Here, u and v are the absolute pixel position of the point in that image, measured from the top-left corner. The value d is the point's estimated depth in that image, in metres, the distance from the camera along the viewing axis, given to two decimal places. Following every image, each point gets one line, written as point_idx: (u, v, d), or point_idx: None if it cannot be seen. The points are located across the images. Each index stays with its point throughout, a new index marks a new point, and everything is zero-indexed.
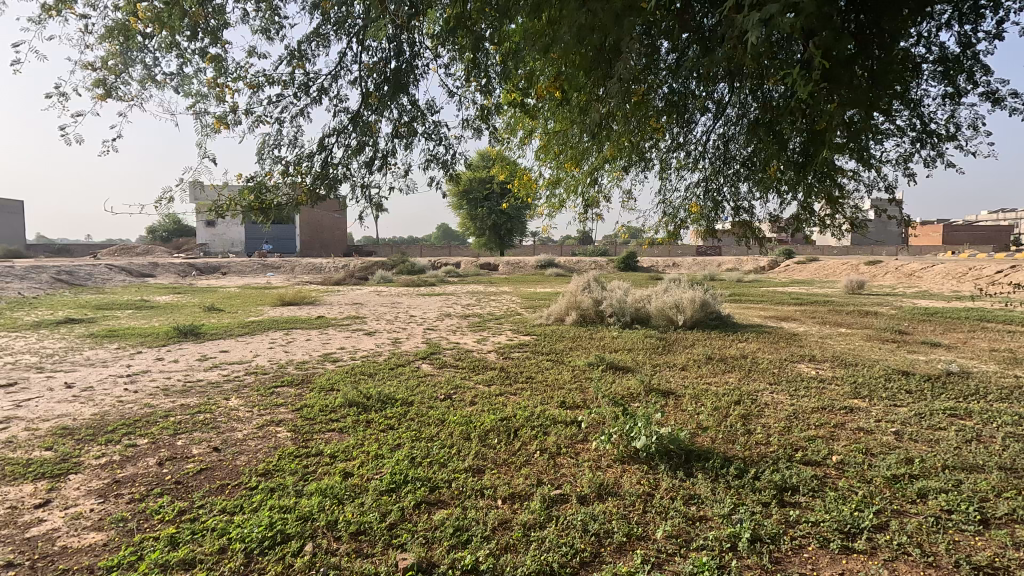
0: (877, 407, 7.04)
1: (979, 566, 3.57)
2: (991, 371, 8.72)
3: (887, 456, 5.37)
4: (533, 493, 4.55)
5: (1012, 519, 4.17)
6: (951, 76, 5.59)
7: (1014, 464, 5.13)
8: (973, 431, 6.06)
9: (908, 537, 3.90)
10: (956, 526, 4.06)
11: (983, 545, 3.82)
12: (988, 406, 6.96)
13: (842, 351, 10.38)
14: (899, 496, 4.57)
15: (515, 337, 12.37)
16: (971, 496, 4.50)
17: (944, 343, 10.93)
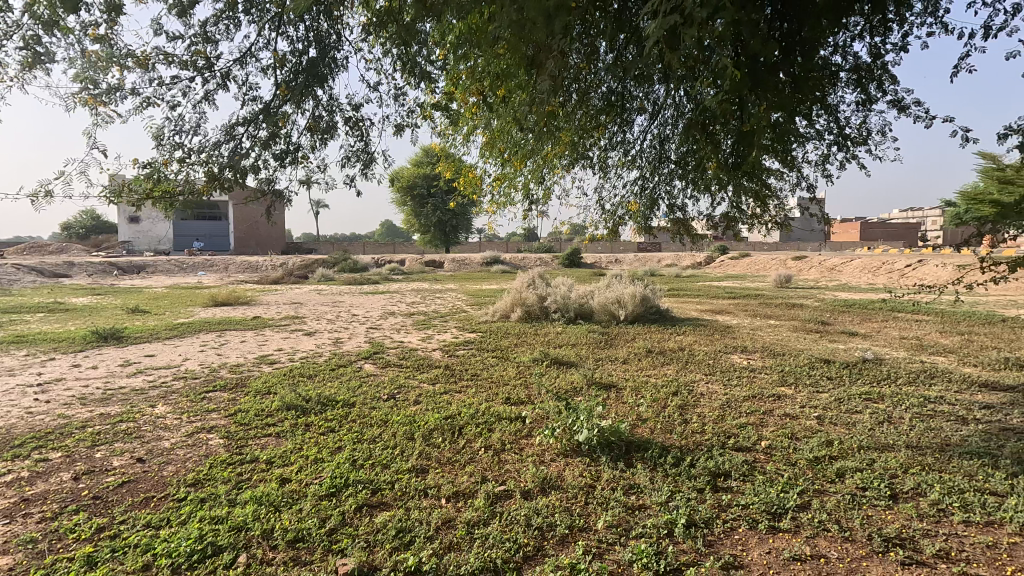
0: (802, 393, 7.50)
1: (890, 538, 3.87)
2: (901, 357, 9.47)
3: (810, 439, 5.73)
4: (477, 490, 4.55)
5: (916, 493, 4.55)
6: (864, 84, 5.99)
7: (919, 442, 5.61)
8: (885, 413, 6.57)
9: (826, 514, 4.18)
10: (869, 502, 4.39)
11: (892, 518, 4.15)
12: (897, 390, 7.56)
13: (771, 342, 10.98)
14: (820, 476, 4.89)
15: (461, 334, 12.32)
16: (882, 473, 4.88)
17: (860, 332, 11.77)
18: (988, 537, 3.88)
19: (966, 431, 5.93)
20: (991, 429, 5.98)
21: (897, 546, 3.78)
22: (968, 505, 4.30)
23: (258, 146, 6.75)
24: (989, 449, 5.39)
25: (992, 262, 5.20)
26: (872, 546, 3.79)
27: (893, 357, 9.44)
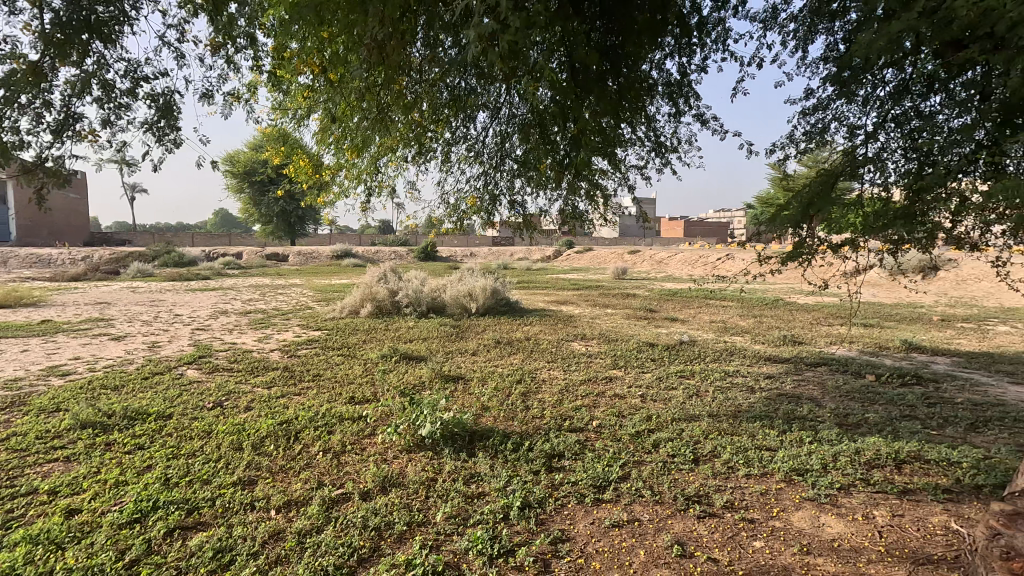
0: (630, 374, 8.30)
1: (691, 497, 4.46)
2: (709, 338, 10.94)
3: (633, 415, 6.37)
4: (311, 497, 4.31)
5: (713, 455, 5.30)
6: (675, 98, 6.78)
7: (718, 411, 6.53)
8: (694, 388, 7.55)
9: (642, 482, 4.67)
10: (677, 466, 5.01)
11: (693, 479, 4.78)
12: (704, 366, 8.73)
13: (606, 329, 11.98)
14: (639, 448, 5.46)
15: (304, 332, 11.57)
16: (688, 440, 5.60)
17: (680, 318, 13.37)
18: (762, 486, 4.65)
19: (752, 398, 7.04)
20: (770, 395, 7.18)
21: (696, 503, 4.37)
22: (749, 460, 5.11)
23: (29, 113, 5.59)
24: (768, 412, 6.46)
25: (768, 257, 6.19)
26: (676, 505, 4.33)
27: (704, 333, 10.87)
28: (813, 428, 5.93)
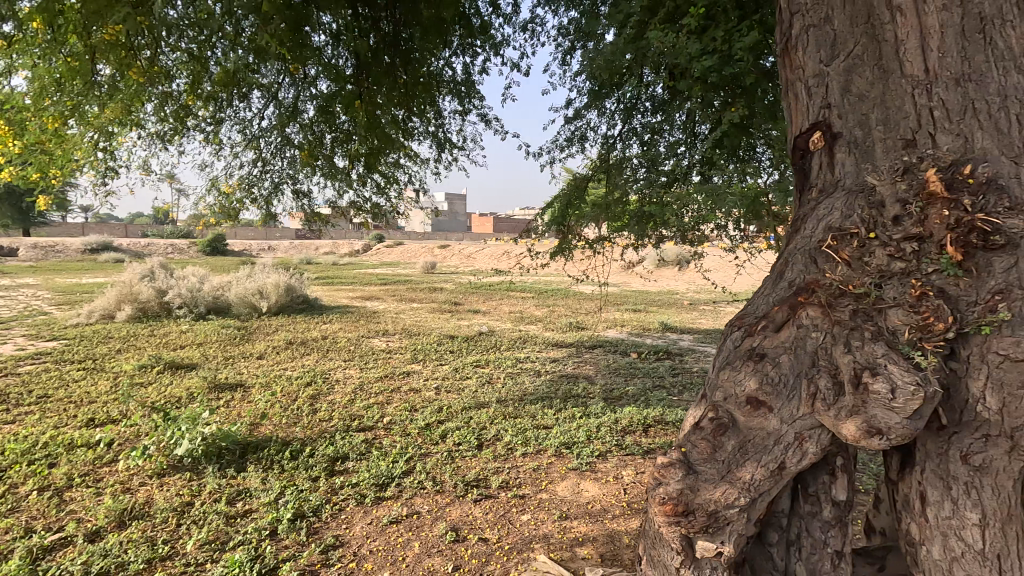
0: (428, 368, 8.34)
1: (470, 481, 4.65)
2: (506, 327, 11.57)
3: (425, 409, 6.39)
4: (12, 549, 3.44)
5: (495, 439, 5.58)
6: (463, 97, 6.96)
7: (505, 396, 6.91)
8: (487, 376, 7.89)
9: (426, 474, 4.72)
10: (461, 454, 5.17)
11: (474, 464, 4.98)
12: (499, 355, 9.18)
13: (409, 323, 11.89)
14: (427, 440, 5.51)
15: (30, 345, 9.28)
16: (474, 427, 5.81)
17: (481, 309, 13.90)
18: (535, 462, 5.06)
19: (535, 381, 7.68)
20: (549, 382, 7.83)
21: (474, 487, 4.56)
22: (527, 440, 5.51)
23: None
24: (547, 394, 7.00)
25: None
26: (456, 491, 4.46)
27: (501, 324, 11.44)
28: (584, 404, 6.63)
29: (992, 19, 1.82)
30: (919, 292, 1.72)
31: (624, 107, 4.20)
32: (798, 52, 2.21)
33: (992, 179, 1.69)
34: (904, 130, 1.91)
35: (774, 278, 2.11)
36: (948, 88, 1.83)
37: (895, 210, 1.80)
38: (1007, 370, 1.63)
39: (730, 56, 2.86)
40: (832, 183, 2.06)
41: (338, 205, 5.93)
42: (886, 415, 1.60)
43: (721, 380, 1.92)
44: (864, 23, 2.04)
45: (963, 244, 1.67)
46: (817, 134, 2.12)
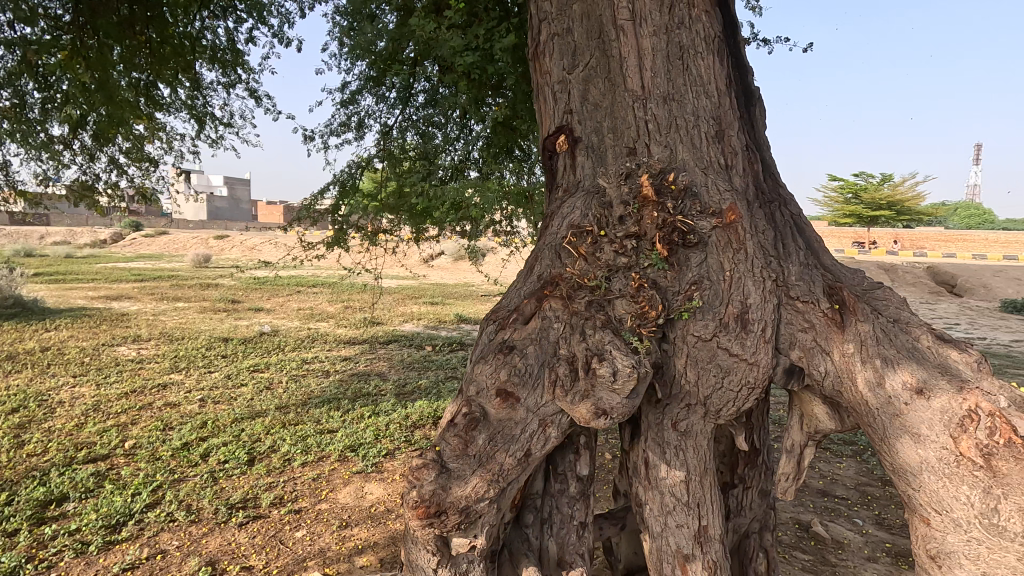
0: (191, 375, 5.78)
1: (232, 506, 3.35)
2: (292, 306, 10.23)
3: (184, 424, 4.46)
4: None
5: (273, 451, 4.08)
6: None
7: (287, 401, 5.03)
8: (279, 372, 5.99)
9: (174, 502, 3.33)
10: (225, 475, 3.70)
11: (243, 483, 3.62)
12: (284, 334, 7.85)
13: (164, 308, 9.67)
14: (183, 462, 3.87)
15: None
16: (247, 440, 4.19)
17: (262, 288, 12.10)
18: (315, 471, 3.81)
19: (330, 360, 6.53)
20: (343, 352, 6.99)
21: (238, 511, 3.30)
22: (308, 448, 4.13)
23: None
24: (340, 392, 5.32)
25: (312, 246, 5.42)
26: (211, 521, 3.19)
27: (284, 306, 10.20)
28: (381, 377, 5.91)
29: (687, 50, 2.17)
30: (638, 284, 1.94)
31: (399, 95, 4.01)
32: (545, 57, 2.35)
33: (688, 186, 2.00)
34: (628, 139, 2.15)
35: (525, 271, 2.23)
36: (658, 104, 2.13)
37: (620, 210, 1.99)
38: (699, 347, 1.94)
39: (490, 54, 3.14)
40: (575, 183, 2.22)
41: (53, 193, 4.52)
42: (610, 397, 1.78)
43: (475, 372, 1.94)
44: (596, 39, 2.25)
45: (668, 241, 1.95)
46: (562, 137, 2.26)
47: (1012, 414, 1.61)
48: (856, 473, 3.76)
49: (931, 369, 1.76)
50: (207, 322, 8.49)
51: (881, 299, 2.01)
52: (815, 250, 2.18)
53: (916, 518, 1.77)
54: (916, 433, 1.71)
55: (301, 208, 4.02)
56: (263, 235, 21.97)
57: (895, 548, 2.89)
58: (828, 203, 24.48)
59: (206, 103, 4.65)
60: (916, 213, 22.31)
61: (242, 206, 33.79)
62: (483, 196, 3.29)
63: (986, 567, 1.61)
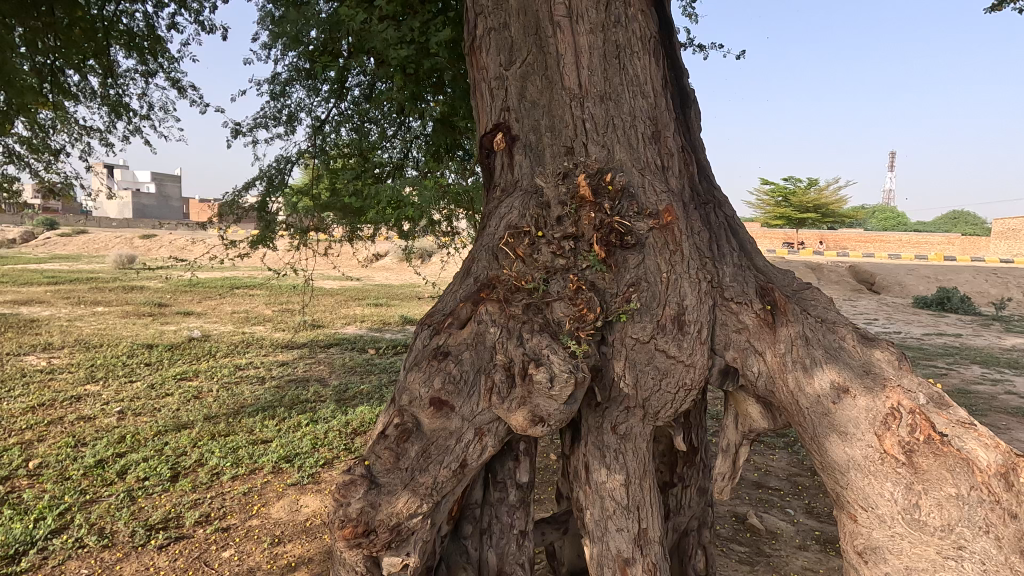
0: (109, 386, 5.32)
1: (152, 527, 3.05)
2: (224, 310, 9.64)
3: (98, 440, 4.07)
4: None
5: (200, 465, 3.79)
6: None
7: (217, 411, 4.72)
8: (208, 380, 5.62)
9: (84, 526, 3.00)
10: (145, 493, 3.39)
11: (164, 501, 3.31)
12: (215, 339, 7.35)
13: (77, 313, 8.86)
14: (95, 481, 3.51)
15: None
16: (171, 454, 3.88)
17: (190, 291, 11.32)
18: (246, 484, 3.54)
19: (266, 365, 6.20)
20: (281, 356, 6.65)
21: (158, 532, 3.00)
22: (239, 460, 3.84)
23: None
24: (276, 399, 5.05)
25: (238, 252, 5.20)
26: (126, 546, 2.88)
27: (217, 309, 9.62)
28: (319, 382, 5.67)
29: (623, 49, 2.15)
30: (576, 286, 1.90)
31: (333, 89, 3.82)
32: (482, 52, 2.28)
33: (625, 187, 1.98)
34: (566, 138, 2.11)
35: (462, 273, 2.15)
36: (596, 103, 2.11)
37: (558, 211, 1.95)
38: (638, 349, 1.92)
39: (426, 48, 3.06)
40: (513, 182, 2.17)
41: None
42: (547, 404, 1.73)
43: (409, 380, 1.85)
44: (534, 35, 2.20)
45: (605, 242, 1.92)
46: (499, 136, 2.20)
47: (930, 411, 1.69)
48: (787, 464, 3.91)
49: (857, 369, 1.82)
50: (129, 327, 7.87)
51: (810, 299, 2.07)
52: (748, 252, 2.22)
53: (842, 514, 1.81)
54: (844, 433, 1.76)
55: (223, 205, 3.76)
56: (193, 235, 20.73)
57: (823, 535, 3.01)
58: (760, 205, 25.68)
59: (122, 92, 4.28)
60: (839, 216, 23.76)
61: (171, 203, 31.82)
62: (421, 194, 3.15)
63: (909, 561, 1.63)
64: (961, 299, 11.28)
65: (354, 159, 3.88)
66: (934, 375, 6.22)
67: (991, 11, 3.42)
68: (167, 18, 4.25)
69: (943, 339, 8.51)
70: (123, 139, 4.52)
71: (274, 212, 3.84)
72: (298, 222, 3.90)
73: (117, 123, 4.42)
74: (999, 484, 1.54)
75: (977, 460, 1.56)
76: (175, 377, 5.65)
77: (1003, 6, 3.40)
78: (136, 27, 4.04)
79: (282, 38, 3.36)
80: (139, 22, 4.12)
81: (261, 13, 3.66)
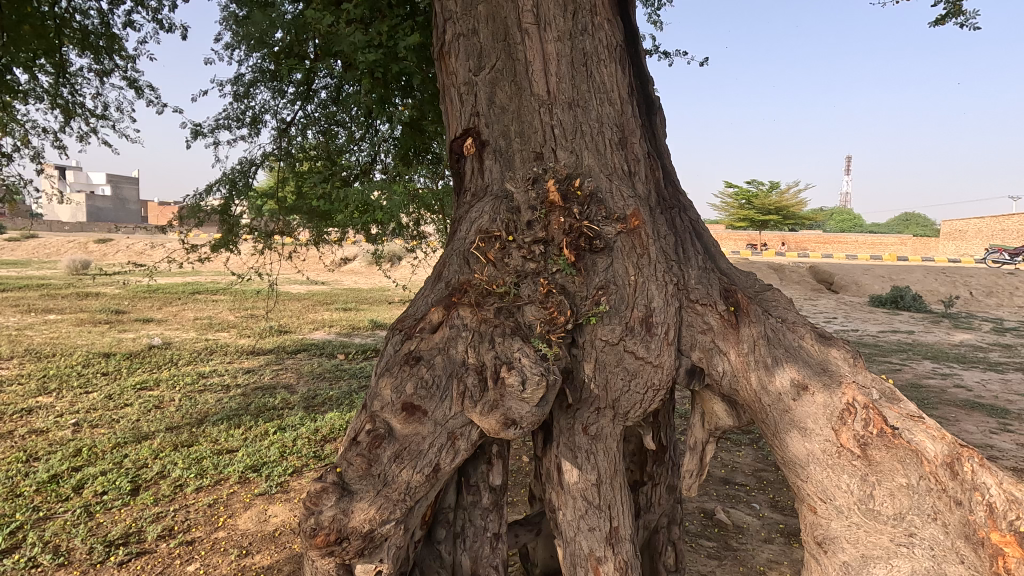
0: (62, 398, 5.09)
1: (111, 543, 2.94)
2: (186, 316, 9.32)
3: (51, 455, 3.89)
4: None
5: (162, 477, 3.67)
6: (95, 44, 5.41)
7: (179, 421, 4.58)
8: (168, 390, 5.43)
9: (37, 544, 2.87)
10: (103, 508, 3.26)
11: (125, 515, 3.20)
12: (176, 347, 7.11)
13: (27, 322, 8.42)
14: (47, 497, 3.35)
15: None
16: (131, 467, 3.74)
17: (148, 298, 10.86)
18: (211, 496, 3.45)
19: (231, 373, 6.06)
20: (247, 364, 6.49)
21: (118, 549, 2.90)
22: (203, 471, 3.74)
23: None
24: (242, 407, 4.93)
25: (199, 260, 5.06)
26: (84, 564, 2.77)
27: (178, 316, 9.30)
28: (287, 389, 5.56)
29: (590, 57, 2.20)
30: (546, 289, 1.93)
31: (298, 91, 3.78)
32: (451, 57, 2.29)
33: (593, 192, 2.02)
34: (535, 144, 2.14)
35: (434, 277, 2.16)
36: (564, 110, 2.14)
37: (528, 215, 1.98)
38: (607, 351, 1.96)
39: (393, 53, 3.05)
40: (483, 187, 2.19)
41: None
42: (519, 406, 1.75)
43: (380, 385, 1.84)
44: (502, 41, 2.22)
45: (575, 246, 1.95)
46: (469, 140, 2.22)
47: (881, 405, 1.77)
48: (753, 460, 4.02)
49: (814, 368, 1.90)
50: (84, 336, 7.54)
51: (770, 300, 2.14)
52: (712, 255, 2.29)
53: (803, 506, 1.88)
54: (803, 428, 1.83)
55: (185, 207, 3.64)
56: (151, 239, 20.00)
57: (787, 528, 3.11)
58: (724, 208, 26.27)
59: (75, 92, 4.12)
60: (799, 219, 24.55)
61: (128, 207, 30.64)
62: (387, 197, 3.10)
63: (863, 549, 1.71)
64: (913, 298, 11.76)
65: (321, 162, 3.84)
66: (888, 371, 6.50)
67: (935, 25, 3.60)
68: (123, 16, 4.12)
69: (896, 336, 8.89)
70: (77, 140, 4.36)
71: (237, 215, 3.80)
72: (263, 226, 3.86)
73: (69, 125, 4.26)
74: (945, 473, 1.61)
75: (924, 451, 1.64)
76: (135, 387, 5.45)
77: (946, 20, 3.58)
78: (90, 25, 3.90)
79: (247, 39, 3.30)
80: (93, 19, 3.98)
81: (224, 12, 3.58)
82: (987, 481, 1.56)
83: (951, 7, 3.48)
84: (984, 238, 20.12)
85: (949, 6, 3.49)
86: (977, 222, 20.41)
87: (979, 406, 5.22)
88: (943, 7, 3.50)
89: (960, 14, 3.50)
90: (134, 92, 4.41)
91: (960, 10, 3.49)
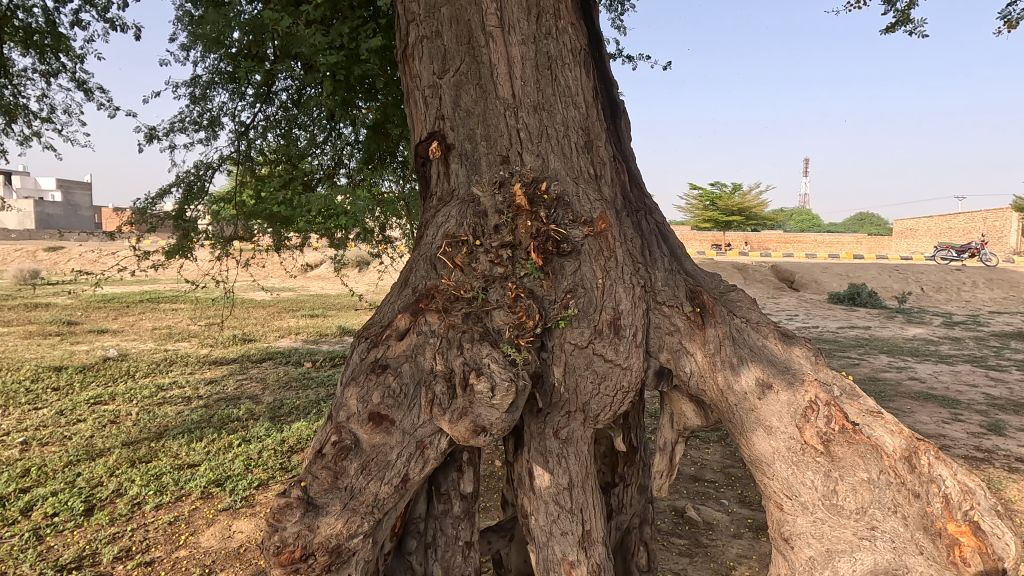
0: (6, 417, 4.79)
1: (63, 568, 2.78)
2: (145, 326, 8.96)
3: None
4: None
5: (118, 495, 3.51)
6: None
7: (136, 436, 4.38)
8: (126, 404, 5.18)
9: None
10: (54, 530, 3.09)
11: (78, 538, 3.03)
12: (134, 359, 6.80)
13: None
14: None
15: None
16: (84, 486, 3.56)
17: (102, 309, 10.33)
18: (171, 513, 3.31)
19: (192, 384, 5.84)
20: (209, 374, 6.27)
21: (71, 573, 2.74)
22: (163, 487, 3.59)
23: None
24: (204, 420, 4.75)
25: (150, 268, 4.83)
26: None
27: (135, 326, 8.93)
28: (253, 400, 5.39)
29: (555, 60, 2.20)
30: (515, 293, 1.91)
31: (258, 93, 3.67)
32: (414, 60, 2.26)
33: (561, 195, 2.02)
34: (501, 147, 2.13)
35: (399, 283, 2.12)
36: (530, 113, 2.14)
37: (495, 219, 1.97)
38: (576, 355, 1.96)
39: (356, 55, 3.04)
40: (449, 191, 2.17)
41: None
42: (489, 413, 1.73)
43: (346, 395, 1.80)
44: (466, 44, 2.20)
45: (542, 250, 1.94)
46: (434, 144, 2.19)
47: (842, 401, 1.82)
48: (721, 457, 4.11)
49: (775, 367, 1.94)
50: (33, 350, 7.15)
51: (735, 300, 2.19)
52: (678, 257, 2.31)
53: (770, 504, 1.92)
54: (768, 426, 1.87)
55: (134, 213, 3.53)
56: (104, 247, 19.18)
57: (755, 522, 3.17)
58: (690, 209, 26.78)
59: (17, 93, 3.92)
60: (761, 219, 25.27)
61: (80, 213, 29.32)
62: (352, 202, 2.99)
63: (829, 543, 1.71)
64: (869, 295, 12.22)
65: (282, 165, 3.72)
66: (848, 366, 6.73)
67: (885, 33, 3.75)
68: (70, 14, 3.95)
69: (854, 331, 9.21)
70: (18, 144, 4.14)
71: (193, 218, 3.65)
72: (220, 232, 3.74)
73: (12, 126, 4.05)
74: (903, 466, 1.66)
75: (883, 446, 1.69)
76: (89, 402, 5.19)
77: (896, 28, 3.73)
78: (34, 23, 3.71)
79: (202, 40, 3.17)
80: (37, 17, 3.79)
81: (178, 12, 3.47)
82: (942, 473, 1.62)
83: (900, 15, 3.63)
84: (932, 237, 21.08)
85: (898, 15, 3.63)
86: (926, 222, 21.39)
87: (932, 397, 5.46)
88: (892, 15, 3.65)
89: (908, 23, 3.64)
90: (83, 94, 4.23)
91: (909, 19, 3.64)
